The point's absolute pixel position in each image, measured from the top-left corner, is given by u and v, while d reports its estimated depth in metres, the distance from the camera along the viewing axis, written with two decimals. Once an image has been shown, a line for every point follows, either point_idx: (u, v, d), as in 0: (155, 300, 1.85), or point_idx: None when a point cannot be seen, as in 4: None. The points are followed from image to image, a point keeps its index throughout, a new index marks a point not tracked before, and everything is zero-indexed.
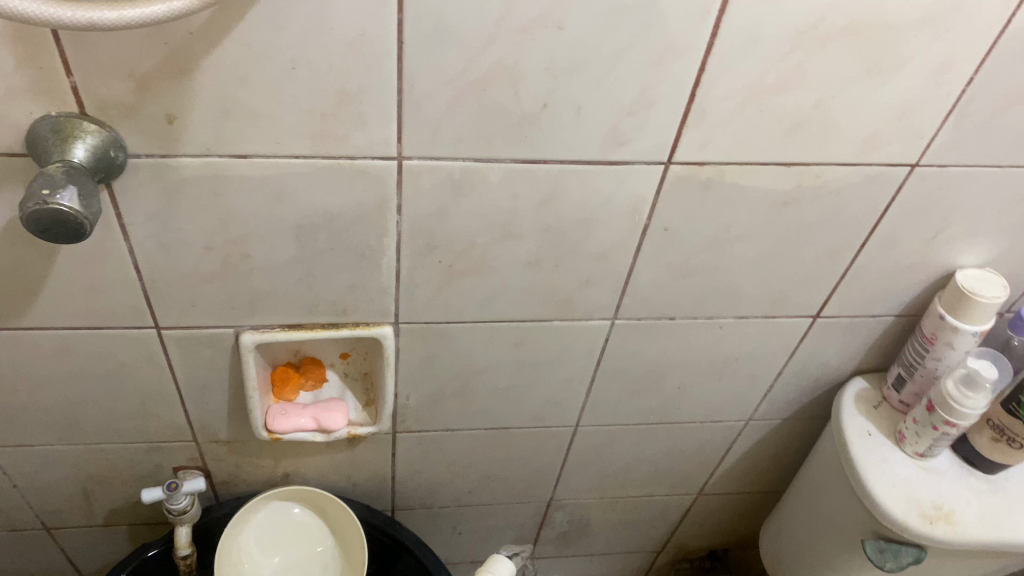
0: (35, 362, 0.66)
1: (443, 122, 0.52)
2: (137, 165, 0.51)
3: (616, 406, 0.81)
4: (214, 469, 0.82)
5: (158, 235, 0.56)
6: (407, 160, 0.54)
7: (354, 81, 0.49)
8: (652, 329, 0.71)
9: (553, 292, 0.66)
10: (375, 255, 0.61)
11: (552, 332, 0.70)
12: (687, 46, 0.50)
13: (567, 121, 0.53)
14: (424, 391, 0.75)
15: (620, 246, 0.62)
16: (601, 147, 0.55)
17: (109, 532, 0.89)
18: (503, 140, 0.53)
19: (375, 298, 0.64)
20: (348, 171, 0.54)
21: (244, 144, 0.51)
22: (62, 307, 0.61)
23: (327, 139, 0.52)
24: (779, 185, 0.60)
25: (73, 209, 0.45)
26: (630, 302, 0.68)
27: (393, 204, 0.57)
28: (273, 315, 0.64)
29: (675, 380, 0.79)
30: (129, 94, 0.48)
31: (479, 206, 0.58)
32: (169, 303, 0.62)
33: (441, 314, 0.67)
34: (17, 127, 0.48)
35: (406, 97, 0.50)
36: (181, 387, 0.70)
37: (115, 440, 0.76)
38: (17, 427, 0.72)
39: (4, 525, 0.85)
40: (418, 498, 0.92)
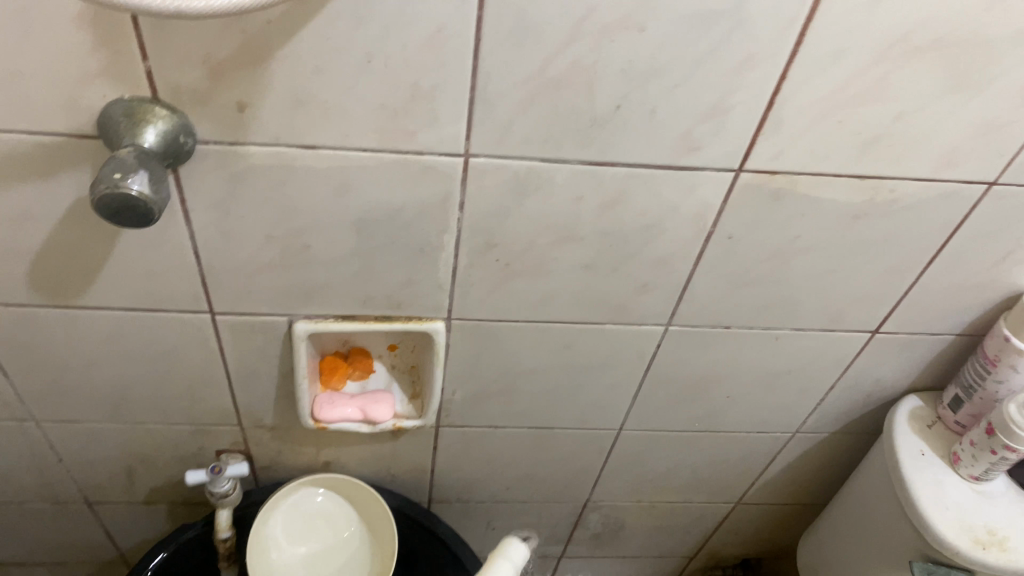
0: (90, 341, 0.66)
1: (513, 121, 0.51)
2: (205, 152, 0.51)
3: (662, 412, 0.80)
4: (256, 453, 0.82)
5: (221, 222, 0.56)
6: (474, 158, 0.53)
7: (427, 77, 0.48)
8: (706, 337, 0.70)
9: (609, 297, 0.65)
10: (433, 252, 0.60)
11: (604, 336, 0.69)
12: (770, 54, 0.48)
13: (640, 125, 0.52)
14: (470, 387, 0.74)
15: (681, 253, 0.61)
16: (672, 152, 0.54)
17: (149, 510, 0.90)
18: (572, 142, 0.52)
19: (429, 294, 0.64)
20: (414, 167, 0.53)
21: (312, 136, 0.51)
22: (120, 289, 0.61)
23: (395, 134, 0.51)
24: (849, 198, 0.58)
25: (144, 194, 0.45)
26: (686, 309, 0.67)
27: (455, 201, 0.56)
28: (327, 305, 0.64)
29: (723, 390, 0.77)
30: (203, 82, 0.47)
31: (543, 206, 0.57)
32: (225, 289, 0.62)
33: (494, 313, 0.66)
34: (90, 110, 0.48)
35: (478, 94, 0.49)
36: (230, 373, 0.71)
37: (162, 421, 0.76)
38: (68, 403, 0.73)
39: (47, 497, 0.86)
40: (455, 492, 0.91)
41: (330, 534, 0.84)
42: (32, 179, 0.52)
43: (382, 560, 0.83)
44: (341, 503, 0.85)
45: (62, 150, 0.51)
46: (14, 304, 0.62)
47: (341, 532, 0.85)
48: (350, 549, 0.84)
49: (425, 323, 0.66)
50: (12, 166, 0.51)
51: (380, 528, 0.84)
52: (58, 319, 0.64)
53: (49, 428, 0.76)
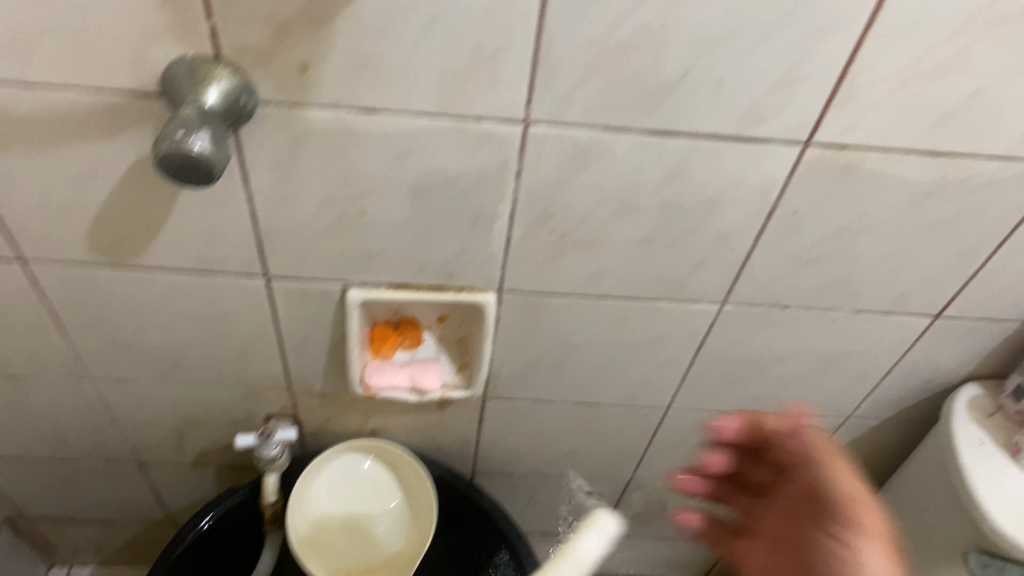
0: (146, 302, 0.67)
1: (577, 88, 0.50)
2: (266, 113, 0.51)
3: (713, 393, 0.79)
4: (304, 419, 0.82)
5: (278, 184, 0.56)
6: (534, 125, 0.52)
7: (491, 41, 0.47)
8: (762, 317, 0.69)
9: (665, 273, 0.64)
10: (488, 221, 0.59)
11: (658, 313, 0.68)
12: (847, 21, 0.46)
13: (707, 93, 0.50)
14: (519, 360, 0.74)
15: (741, 228, 0.60)
16: (737, 123, 0.52)
17: (198, 471, 0.91)
18: (636, 110, 0.51)
19: (482, 264, 0.63)
20: (473, 133, 0.53)
21: (373, 99, 0.50)
22: (177, 250, 0.62)
23: (456, 99, 0.51)
24: (920, 175, 0.56)
25: (206, 154, 0.45)
26: (744, 287, 0.66)
27: (513, 170, 0.55)
28: (380, 273, 0.64)
29: (777, 372, 0.76)
30: (266, 41, 0.47)
31: (602, 177, 0.56)
32: (280, 253, 0.62)
33: (547, 286, 0.65)
34: (154, 68, 0.48)
35: (542, 59, 0.48)
36: (281, 338, 0.71)
37: (213, 384, 0.77)
38: (123, 363, 0.74)
39: (100, 455, 0.88)
40: (499, 465, 0.91)
41: (369, 505, 0.84)
42: (96, 137, 0.53)
43: (416, 541, 0.83)
44: (386, 474, 0.85)
45: (125, 109, 0.51)
46: (74, 262, 0.63)
47: (380, 504, 0.84)
48: (389, 519, 0.84)
49: (477, 295, 0.66)
50: (77, 123, 0.52)
51: (419, 507, 0.84)
52: (116, 279, 0.64)
53: (103, 388, 0.77)
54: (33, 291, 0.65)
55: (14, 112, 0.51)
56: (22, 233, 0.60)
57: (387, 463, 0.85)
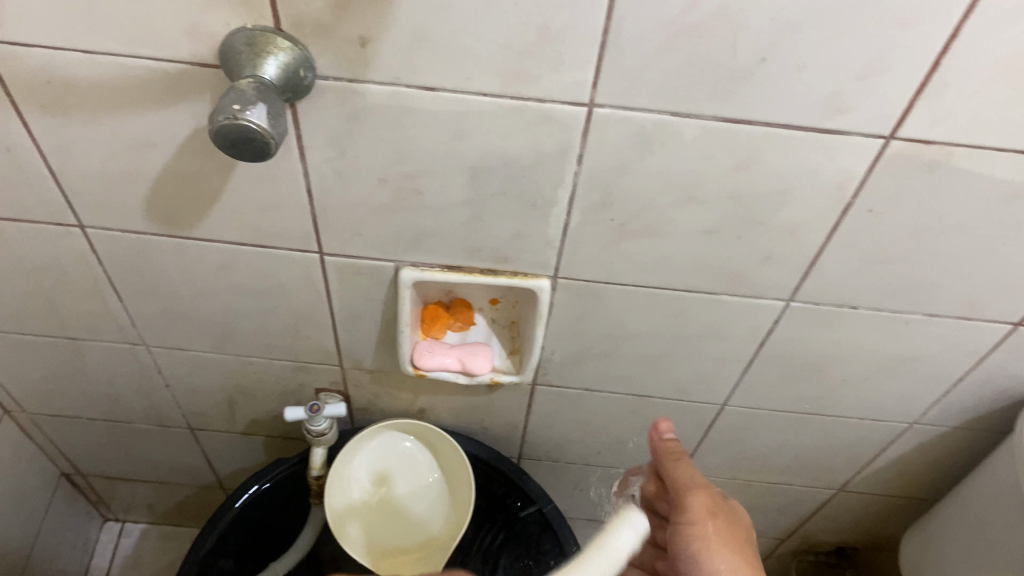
0: (200, 273, 0.67)
1: (646, 70, 0.47)
2: (324, 87, 0.50)
3: (771, 391, 0.76)
4: (353, 395, 0.82)
5: (334, 160, 0.55)
6: (599, 108, 0.50)
7: (558, 18, 0.45)
8: (828, 316, 0.66)
9: (728, 266, 0.61)
10: (546, 206, 0.58)
11: (718, 307, 0.66)
12: (944, 8, 0.43)
13: (785, 81, 0.47)
14: (571, 348, 0.72)
15: (812, 223, 0.57)
16: (816, 113, 0.49)
17: (248, 440, 0.92)
18: (707, 96, 0.49)
19: (538, 250, 0.61)
20: (535, 115, 0.51)
21: (433, 77, 0.49)
22: (232, 222, 0.61)
23: (519, 78, 0.49)
24: (1013, 176, 0.52)
25: (261, 128, 0.44)
26: (812, 284, 0.63)
27: (575, 154, 0.53)
28: (433, 253, 0.63)
29: (840, 374, 0.73)
30: (326, 13, 0.46)
31: (668, 165, 0.54)
32: (334, 230, 0.61)
33: (604, 274, 0.63)
34: (212, 37, 0.47)
35: (611, 39, 0.46)
36: (333, 315, 0.70)
37: (264, 356, 0.77)
38: (176, 332, 0.74)
39: (154, 418, 0.89)
40: (546, 451, 0.90)
41: (406, 488, 0.84)
42: (155, 106, 0.52)
43: (455, 517, 0.82)
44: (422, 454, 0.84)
45: (183, 78, 0.50)
46: (131, 230, 0.63)
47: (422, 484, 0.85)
48: (427, 499, 0.84)
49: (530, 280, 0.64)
50: (136, 92, 0.51)
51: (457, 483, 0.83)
52: (171, 249, 0.64)
53: (158, 354, 0.78)
54: (92, 256, 0.66)
55: (75, 78, 0.51)
56: (82, 199, 0.60)
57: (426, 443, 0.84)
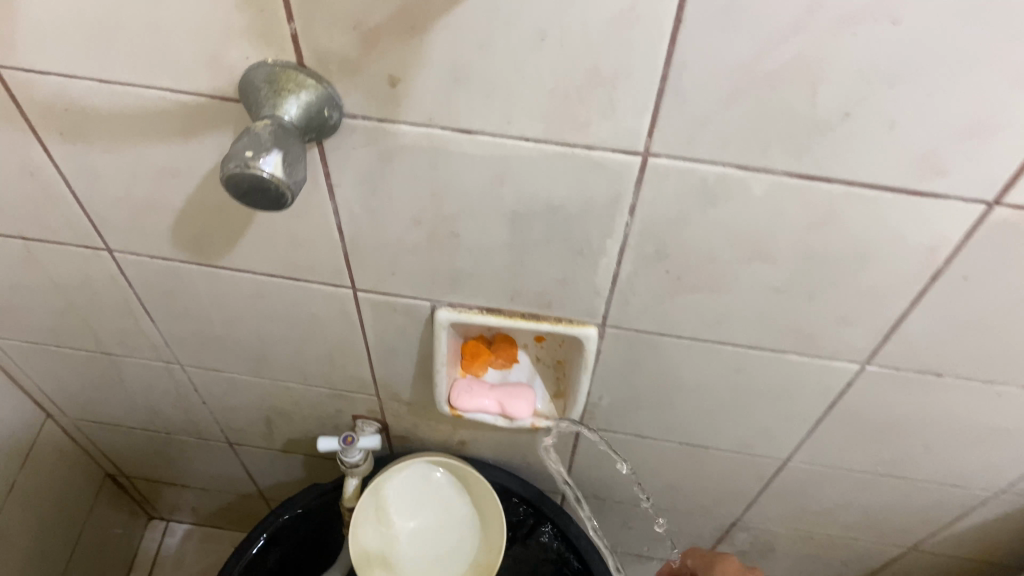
0: (231, 301, 0.64)
1: (709, 121, 0.42)
2: (352, 126, 0.46)
3: (840, 451, 0.69)
4: (392, 424, 0.78)
5: (366, 199, 0.51)
6: (654, 158, 0.44)
7: (610, 62, 0.39)
8: (909, 381, 0.59)
9: (797, 325, 0.55)
10: (594, 254, 0.52)
11: (784, 365, 0.59)
12: None
13: (872, 137, 0.41)
14: (621, 395, 0.67)
15: (896, 286, 0.50)
16: (906, 173, 0.43)
17: (286, 458, 0.90)
18: (780, 150, 0.42)
19: (585, 297, 0.56)
20: (582, 162, 0.45)
21: (470, 119, 0.44)
22: (262, 254, 0.58)
23: (565, 124, 0.43)
24: None
25: (275, 178, 0.40)
26: (892, 349, 0.56)
27: (627, 203, 0.48)
28: (472, 295, 0.58)
29: (920, 439, 0.66)
30: (352, 50, 0.41)
31: (732, 220, 0.48)
32: (367, 267, 0.57)
33: (658, 325, 0.58)
34: (231, 71, 0.43)
35: (670, 87, 0.40)
36: (369, 348, 0.67)
37: (300, 383, 0.74)
38: (211, 354, 0.72)
39: (193, 431, 0.87)
40: (593, 489, 0.85)
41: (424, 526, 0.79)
42: (175, 137, 0.49)
43: (490, 553, 0.79)
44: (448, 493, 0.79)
45: (204, 111, 0.46)
46: (160, 256, 0.60)
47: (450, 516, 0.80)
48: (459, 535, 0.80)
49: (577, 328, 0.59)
50: (156, 123, 0.48)
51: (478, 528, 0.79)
52: (200, 276, 0.61)
53: (193, 373, 0.76)
54: (122, 278, 0.64)
55: (92, 106, 0.47)
56: (108, 224, 0.58)
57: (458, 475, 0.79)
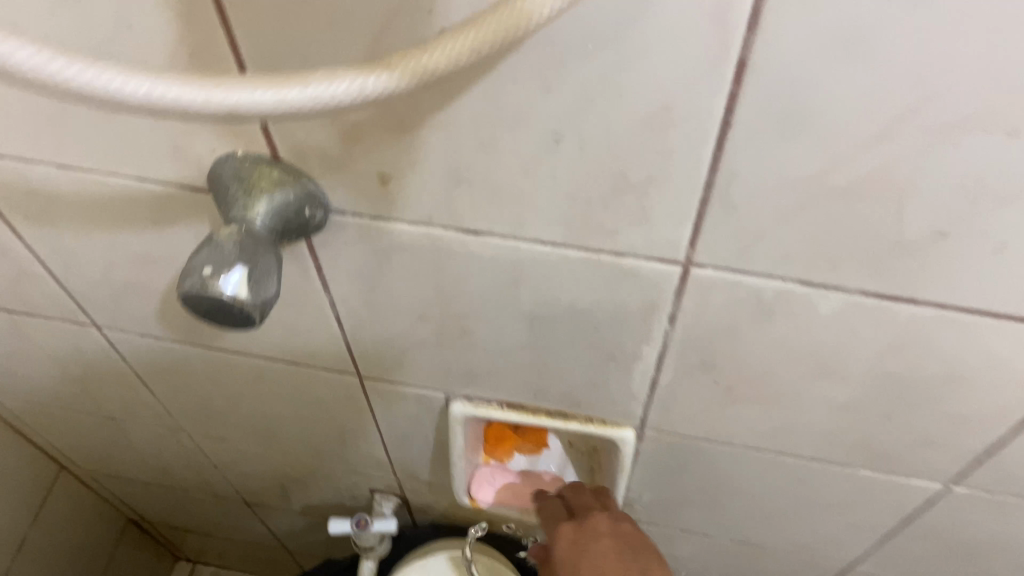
0: (230, 380, 0.58)
1: (766, 234, 0.34)
2: (342, 222, 0.39)
3: (918, 564, 0.60)
4: (413, 500, 0.72)
5: (364, 293, 0.44)
6: (698, 269, 0.37)
7: (641, 166, 0.32)
8: (1005, 505, 0.50)
9: (870, 442, 0.47)
10: (629, 361, 0.45)
11: (853, 479, 0.51)
12: None
13: (973, 257, 0.32)
14: (663, 492, 0.59)
15: (994, 413, 0.42)
16: (1016, 299, 0.34)
17: (306, 520, 0.84)
18: (855, 268, 0.34)
19: (620, 402, 0.49)
20: (611, 269, 0.38)
21: (476, 219, 0.37)
22: (257, 338, 0.52)
23: (590, 230, 0.36)
24: None
25: (239, 299, 0.34)
26: (985, 473, 0.47)
27: (666, 313, 0.40)
28: (491, 391, 0.51)
29: (1014, 561, 0.56)
30: (334, 145, 0.34)
31: (792, 336, 0.39)
32: (372, 358, 0.50)
33: (704, 433, 0.50)
34: (199, 161, 0.37)
35: (717, 196, 0.32)
36: (381, 431, 0.60)
37: (312, 456, 0.68)
38: (216, 425, 0.66)
39: (208, 489, 0.82)
40: None
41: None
42: (147, 224, 0.43)
43: None
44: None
45: (174, 201, 0.40)
46: (150, 335, 0.54)
47: None
48: None
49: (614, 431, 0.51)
50: (123, 209, 0.42)
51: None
52: (195, 356, 0.56)
53: (201, 440, 0.70)
54: (115, 352, 0.58)
55: (53, 190, 0.42)
56: (91, 302, 0.52)
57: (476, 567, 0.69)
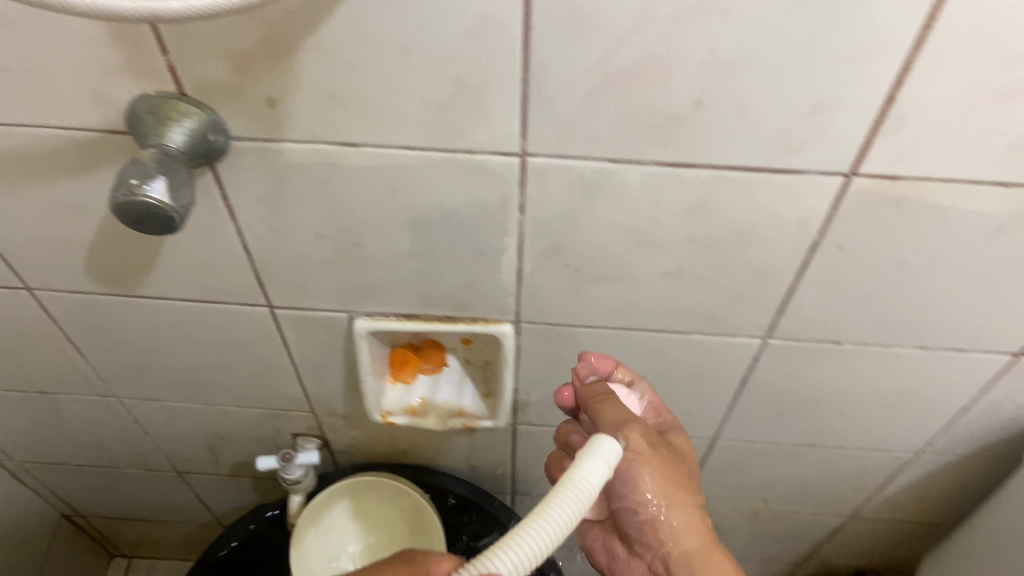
0: (155, 329, 0.65)
1: (577, 118, 0.44)
2: (241, 148, 0.47)
3: (765, 426, 0.72)
4: (333, 438, 0.80)
5: (268, 220, 0.53)
6: (532, 158, 0.47)
7: (473, 70, 0.42)
8: (810, 352, 0.61)
9: (698, 306, 0.58)
10: (496, 254, 0.54)
11: (695, 346, 0.62)
12: (895, 38, 0.39)
13: (728, 122, 0.43)
14: (547, 387, 0.69)
15: (781, 263, 0.53)
16: (764, 154, 0.45)
17: (236, 482, 0.91)
18: (647, 141, 0.45)
19: (495, 297, 0.58)
20: (466, 166, 0.47)
21: (353, 133, 0.46)
22: (177, 281, 0.59)
23: (444, 132, 0.45)
24: (994, 209, 0.48)
25: (163, 203, 0.42)
26: (788, 323, 0.58)
27: (516, 203, 0.50)
28: (388, 304, 0.60)
29: (833, 408, 0.68)
30: (229, 76, 0.43)
31: (616, 211, 0.50)
32: (281, 285, 0.59)
33: (567, 316, 0.60)
34: (118, 105, 0.45)
35: (532, 89, 0.42)
36: (297, 364, 0.68)
37: (236, 404, 0.75)
38: (144, 384, 0.73)
39: (140, 464, 0.88)
40: (538, 484, 0.88)
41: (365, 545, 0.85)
42: (73, 172, 0.50)
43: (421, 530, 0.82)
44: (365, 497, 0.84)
45: (98, 146, 0.48)
46: (79, 290, 0.61)
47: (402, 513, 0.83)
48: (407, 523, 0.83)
49: (595, 442, 0.47)
50: (53, 160, 0.49)
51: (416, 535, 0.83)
52: (122, 307, 0.63)
53: (131, 405, 0.77)
54: (46, 316, 0.65)
55: None
56: (23, 263, 0.59)
57: (383, 483, 0.82)
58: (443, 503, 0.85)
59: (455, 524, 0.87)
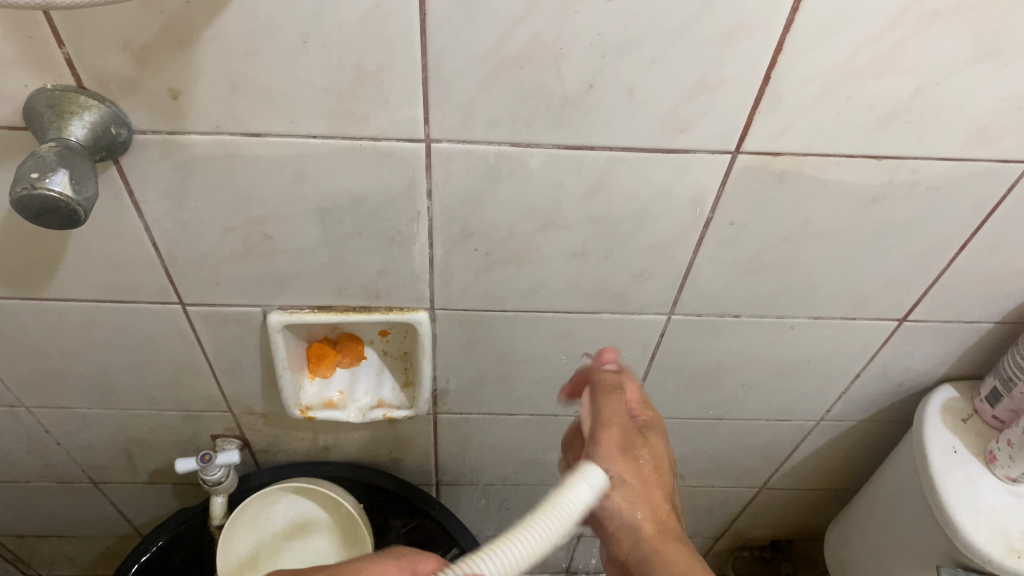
0: (62, 332, 0.64)
1: (476, 103, 0.46)
2: (144, 141, 0.47)
3: (675, 400, 0.75)
4: (252, 437, 0.80)
5: (174, 214, 0.53)
6: (435, 143, 0.48)
7: (373, 57, 0.43)
8: (711, 325, 0.65)
9: (603, 285, 0.60)
10: (406, 241, 0.56)
11: (603, 324, 0.64)
12: (766, 20, 0.42)
13: (618, 104, 0.46)
14: (464, 374, 0.71)
15: (678, 239, 0.56)
16: (655, 134, 0.48)
17: (155, 488, 0.89)
18: (544, 124, 0.47)
19: (407, 284, 0.60)
20: (372, 153, 0.49)
21: (256, 122, 0.46)
22: (83, 280, 0.58)
23: (348, 119, 0.46)
24: (867, 180, 0.51)
25: (64, 195, 0.40)
26: (689, 297, 0.61)
27: (423, 189, 0.51)
28: (301, 296, 0.61)
29: (737, 380, 0.72)
30: (128, 68, 0.43)
31: (519, 194, 0.52)
32: (191, 281, 0.59)
33: (479, 301, 0.62)
34: (13, 100, 0.44)
35: (432, 75, 0.44)
36: (212, 362, 0.68)
37: (151, 407, 0.74)
38: (52, 391, 0.71)
39: (53, 476, 0.86)
40: (461, 473, 0.89)
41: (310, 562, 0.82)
42: None
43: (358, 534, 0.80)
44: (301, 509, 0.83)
45: None
46: None
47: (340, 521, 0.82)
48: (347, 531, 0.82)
49: (582, 470, 0.49)
50: None
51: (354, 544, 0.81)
52: (27, 311, 0.61)
53: (40, 414, 0.75)
54: None
55: None
56: None
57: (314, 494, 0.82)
58: (368, 497, 0.86)
59: (380, 517, 0.88)
